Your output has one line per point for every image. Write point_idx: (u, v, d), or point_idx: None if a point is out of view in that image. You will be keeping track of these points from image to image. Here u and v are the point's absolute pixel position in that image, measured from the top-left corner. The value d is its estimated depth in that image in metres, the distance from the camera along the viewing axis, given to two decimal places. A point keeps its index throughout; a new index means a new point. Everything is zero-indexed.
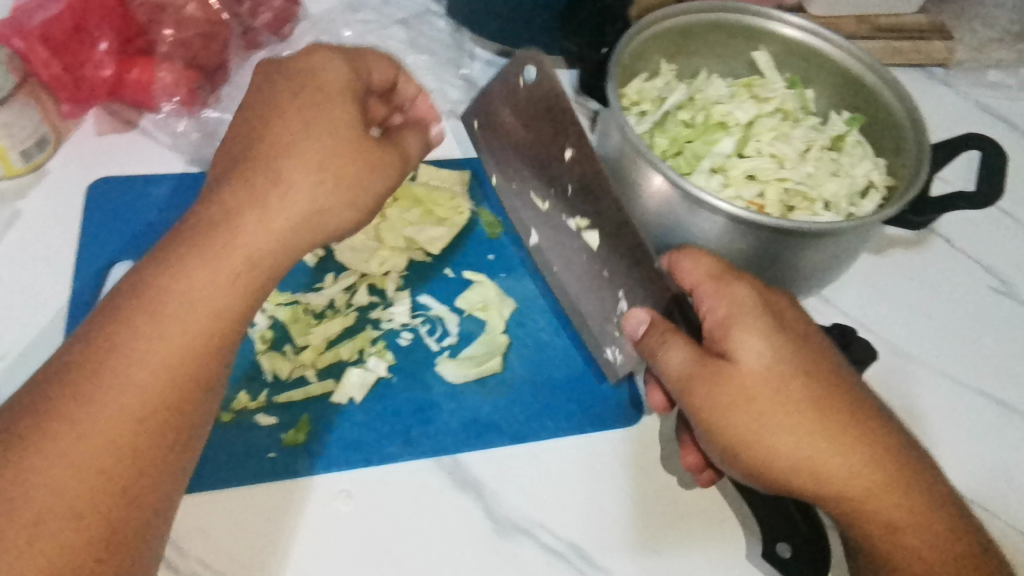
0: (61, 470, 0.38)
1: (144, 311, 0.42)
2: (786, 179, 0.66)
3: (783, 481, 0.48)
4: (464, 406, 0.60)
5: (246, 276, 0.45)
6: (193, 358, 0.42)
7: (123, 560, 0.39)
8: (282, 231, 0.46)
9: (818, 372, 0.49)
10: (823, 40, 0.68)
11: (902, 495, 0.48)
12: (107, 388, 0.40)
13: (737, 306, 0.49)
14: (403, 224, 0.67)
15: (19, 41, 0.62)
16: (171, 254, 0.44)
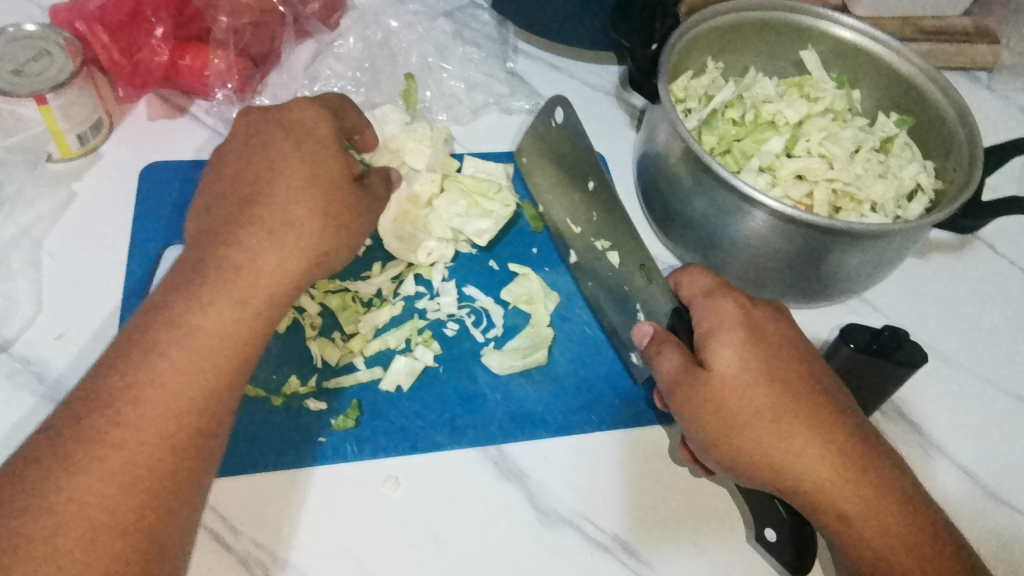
0: (105, 461, 0.41)
1: (195, 322, 0.47)
2: (835, 180, 0.66)
3: (744, 475, 0.51)
4: (509, 397, 0.60)
5: (273, 292, 0.50)
6: (220, 359, 0.46)
7: (165, 546, 0.42)
8: (290, 251, 0.51)
9: (780, 375, 0.52)
10: (872, 40, 0.69)
11: (857, 487, 0.49)
12: (144, 387, 0.44)
13: (720, 320, 0.53)
14: (449, 215, 0.67)
15: (80, 24, 0.64)
16: (207, 271, 0.49)
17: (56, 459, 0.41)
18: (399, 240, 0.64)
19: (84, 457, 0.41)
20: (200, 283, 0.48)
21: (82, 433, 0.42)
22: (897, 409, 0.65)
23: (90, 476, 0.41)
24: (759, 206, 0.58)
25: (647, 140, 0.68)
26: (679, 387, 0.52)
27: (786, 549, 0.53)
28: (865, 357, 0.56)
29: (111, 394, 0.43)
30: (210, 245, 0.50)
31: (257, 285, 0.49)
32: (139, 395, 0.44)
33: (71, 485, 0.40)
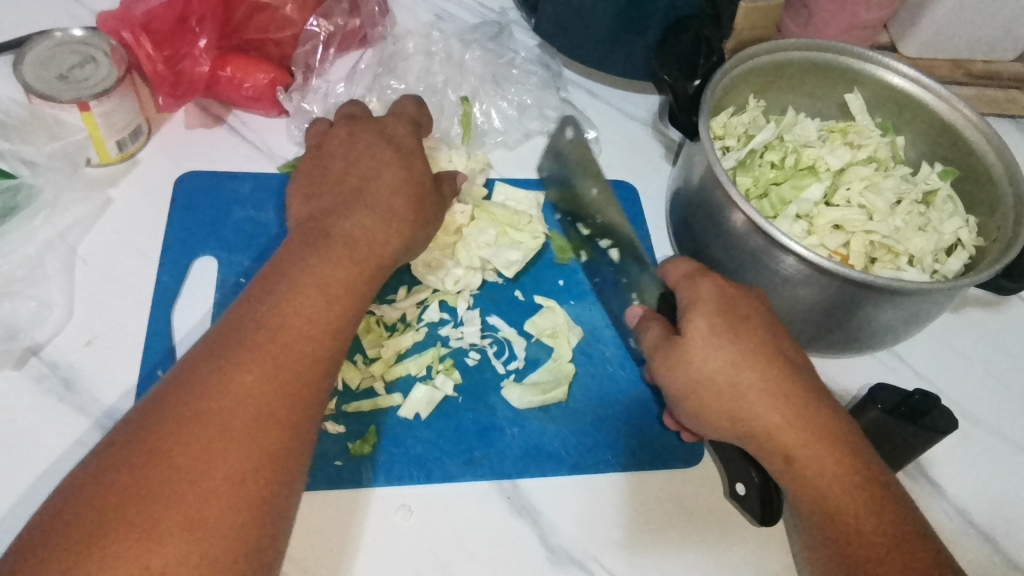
0: (237, 386, 0.43)
1: (292, 277, 0.50)
2: (873, 232, 0.65)
3: (707, 425, 0.52)
4: (527, 432, 0.59)
5: (361, 254, 0.53)
6: (336, 308, 0.49)
7: (281, 479, 0.42)
8: (390, 230, 0.55)
9: (744, 334, 0.52)
10: (922, 88, 0.67)
11: (806, 431, 0.49)
12: (268, 326, 0.47)
13: (698, 295, 0.54)
14: (479, 242, 0.66)
15: (127, 33, 0.63)
16: (303, 243, 0.52)
17: (193, 385, 0.43)
18: (427, 266, 0.65)
19: (216, 383, 0.43)
20: (314, 243, 0.52)
21: (217, 361, 0.44)
22: (922, 469, 0.63)
23: (223, 398, 0.43)
24: (790, 253, 0.57)
25: (682, 174, 0.67)
26: (656, 354, 0.54)
27: (752, 501, 0.54)
28: (892, 420, 0.55)
29: (239, 332, 0.46)
30: (320, 222, 0.54)
31: (362, 252, 0.53)
32: (264, 333, 0.46)
33: (206, 405, 0.42)
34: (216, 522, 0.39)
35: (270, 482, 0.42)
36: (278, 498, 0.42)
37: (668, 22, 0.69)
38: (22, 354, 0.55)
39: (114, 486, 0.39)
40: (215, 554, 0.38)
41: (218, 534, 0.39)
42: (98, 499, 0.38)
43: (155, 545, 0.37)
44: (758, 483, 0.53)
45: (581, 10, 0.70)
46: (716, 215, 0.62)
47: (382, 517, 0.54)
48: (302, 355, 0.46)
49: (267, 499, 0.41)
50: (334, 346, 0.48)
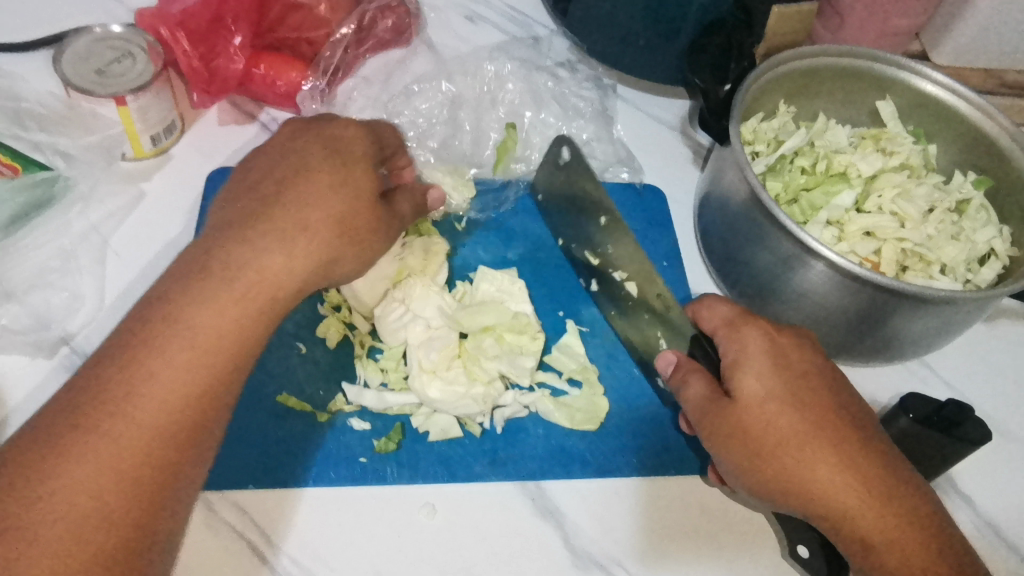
0: (68, 487, 0.38)
1: (159, 328, 0.43)
2: (905, 240, 0.64)
3: (770, 500, 0.49)
4: (552, 434, 0.58)
5: (251, 298, 0.45)
6: (204, 380, 0.42)
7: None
8: (293, 263, 0.47)
9: (808, 400, 0.49)
10: (957, 96, 0.66)
11: (874, 501, 0.46)
12: (107, 413, 0.40)
13: (745, 350, 0.51)
14: (486, 355, 0.59)
15: (164, 30, 0.64)
16: (196, 273, 0.45)
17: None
18: (441, 395, 0.57)
19: (51, 475, 0.38)
20: (196, 282, 0.44)
21: (49, 442, 0.39)
22: (951, 483, 0.62)
23: (42, 513, 0.37)
24: (820, 258, 0.57)
25: (712, 179, 0.66)
26: (703, 415, 0.51)
27: (818, 560, 0.53)
28: (925, 430, 0.54)
29: (67, 418, 0.39)
30: (226, 240, 0.47)
31: (254, 298, 0.45)
32: (103, 421, 0.39)
33: (16, 523, 0.36)
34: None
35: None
36: None
37: (700, 25, 0.68)
38: (54, 344, 0.56)
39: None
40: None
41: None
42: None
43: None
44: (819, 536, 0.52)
45: (613, 13, 0.70)
46: (754, 238, 0.61)
47: (324, 509, 0.53)
48: (152, 447, 0.40)
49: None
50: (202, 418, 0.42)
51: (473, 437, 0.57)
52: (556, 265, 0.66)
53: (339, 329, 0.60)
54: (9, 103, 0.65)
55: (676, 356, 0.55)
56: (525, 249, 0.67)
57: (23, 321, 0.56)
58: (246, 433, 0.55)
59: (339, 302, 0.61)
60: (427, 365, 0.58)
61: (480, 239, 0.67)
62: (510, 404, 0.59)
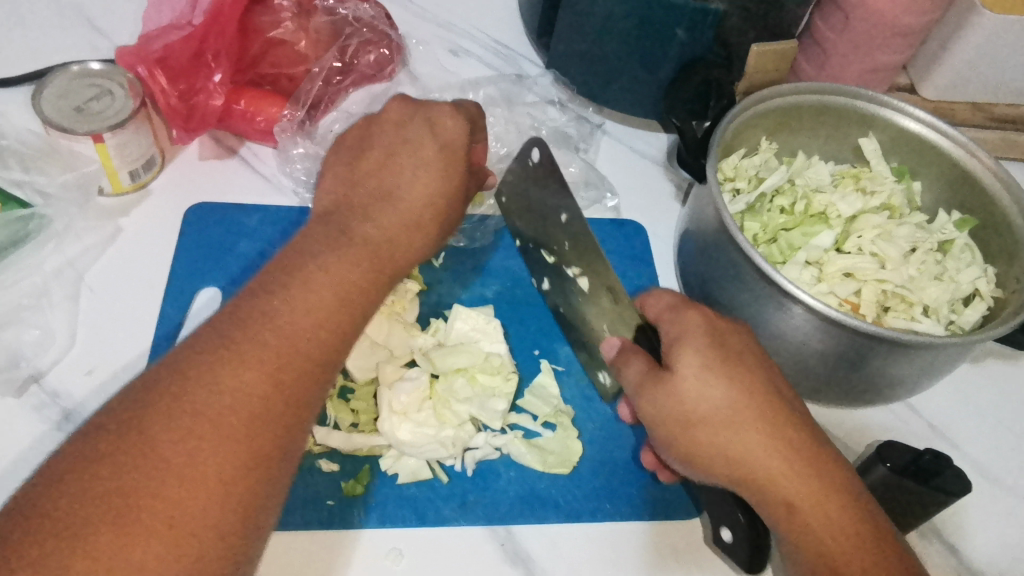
0: (230, 386, 0.42)
1: (302, 273, 0.49)
2: (886, 280, 0.63)
3: (699, 470, 0.50)
4: (523, 476, 0.57)
5: (373, 257, 0.52)
6: (343, 310, 0.49)
7: (264, 480, 0.42)
8: (411, 236, 0.55)
9: (739, 372, 0.50)
10: (938, 134, 0.65)
11: (794, 461, 0.47)
12: (265, 327, 0.45)
13: (685, 329, 0.52)
14: (458, 397, 0.58)
15: (142, 68, 0.64)
16: (331, 235, 0.52)
17: (181, 375, 0.43)
18: (411, 437, 0.56)
19: (215, 373, 0.43)
20: (328, 241, 0.52)
21: (215, 349, 0.44)
22: (937, 529, 0.60)
23: (211, 401, 0.42)
24: (796, 301, 0.56)
25: (692, 217, 0.66)
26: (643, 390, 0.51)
27: (738, 548, 0.52)
28: (901, 479, 0.52)
29: (235, 330, 0.45)
30: (346, 220, 0.54)
31: (381, 255, 0.53)
32: (263, 332, 0.45)
33: (190, 411, 0.41)
34: (201, 525, 0.38)
35: (258, 487, 0.41)
36: (262, 498, 0.41)
37: (678, 63, 0.68)
38: (23, 382, 0.56)
39: (106, 483, 0.38)
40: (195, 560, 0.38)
41: (203, 542, 0.38)
42: (83, 497, 0.37)
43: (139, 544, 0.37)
44: (749, 533, 0.50)
45: (593, 49, 0.70)
46: (732, 276, 0.61)
47: (289, 552, 0.52)
48: (300, 360, 0.45)
49: (256, 506, 0.41)
50: (335, 353, 0.47)
51: (442, 481, 0.56)
52: (531, 301, 0.66)
53: None
54: None
55: (620, 341, 0.55)
56: (502, 285, 0.66)
57: None
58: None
59: None
60: (398, 407, 0.57)
61: (458, 276, 0.66)
62: (482, 446, 0.58)
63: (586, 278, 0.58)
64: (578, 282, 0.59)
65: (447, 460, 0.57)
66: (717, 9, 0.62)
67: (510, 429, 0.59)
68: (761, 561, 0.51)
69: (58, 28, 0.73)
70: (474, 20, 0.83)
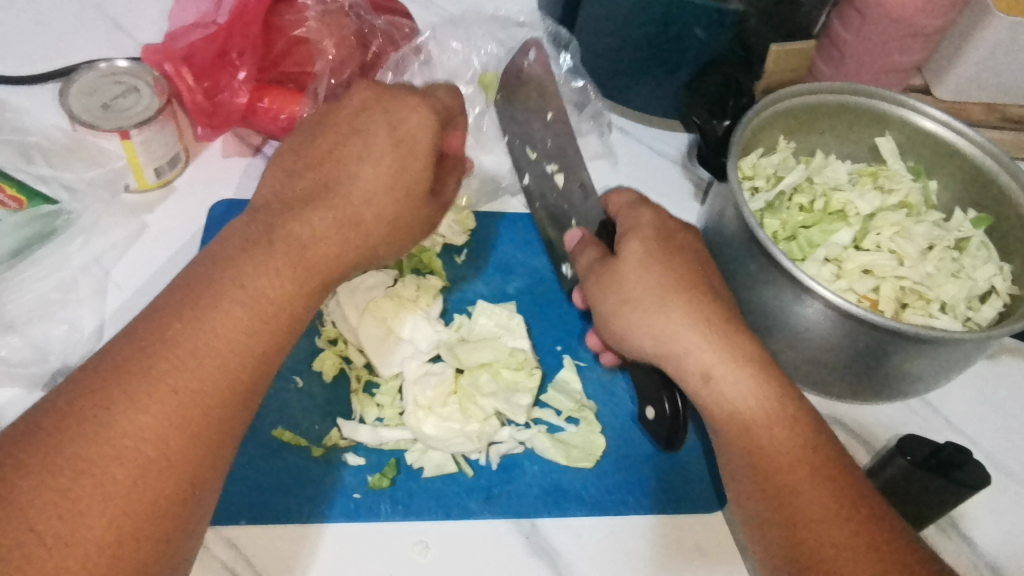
0: (122, 429, 0.38)
1: (212, 292, 0.44)
2: (904, 277, 0.63)
3: (627, 345, 0.54)
4: (547, 470, 0.58)
5: (298, 269, 0.48)
6: (258, 332, 0.45)
7: (170, 530, 0.39)
8: (348, 241, 0.50)
9: (674, 259, 0.54)
10: (956, 134, 0.66)
11: (724, 355, 0.49)
12: (166, 357, 0.41)
13: (636, 223, 0.57)
14: (482, 392, 0.59)
15: (168, 65, 0.64)
16: (250, 242, 0.47)
17: (67, 413, 0.38)
18: (436, 433, 0.56)
19: (105, 414, 0.39)
20: (247, 249, 0.47)
21: (104, 387, 0.39)
22: (954, 522, 0.61)
23: (101, 449, 0.38)
24: (816, 297, 0.57)
25: (713, 216, 0.66)
26: (592, 271, 0.56)
27: (659, 427, 0.57)
28: (921, 472, 0.53)
29: (134, 357, 0.41)
30: (274, 220, 0.49)
31: (309, 263, 0.48)
32: (165, 362, 0.41)
33: (76, 460, 0.37)
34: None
35: (153, 540, 0.38)
36: (167, 549, 0.38)
37: (698, 64, 0.69)
38: (51, 376, 0.56)
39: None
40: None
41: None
42: None
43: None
44: (670, 413, 0.55)
45: (612, 48, 0.70)
46: (751, 272, 0.61)
47: (320, 545, 0.53)
48: (206, 393, 0.41)
49: (151, 561, 0.38)
50: (249, 382, 0.44)
51: (467, 475, 0.57)
52: (552, 297, 0.66)
53: (335, 362, 0.60)
54: (16, 136, 0.66)
55: (582, 232, 0.60)
56: (524, 282, 0.67)
57: (22, 353, 0.56)
58: (241, 470, 0.55)
59: (336, 335, 0.61)
60: (423, 401, 0.58)
61: (479, 273, 0.67)
62: (507, 441, 0.58)
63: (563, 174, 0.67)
64: (554, 178, 0.68)
65: (472, 454, 0.57)
66: (737, 9, 0.63)
67: (533, 424, 0.60)
68: (677, 440, 0.55)
69: (84, 27, 0.74)
70: None
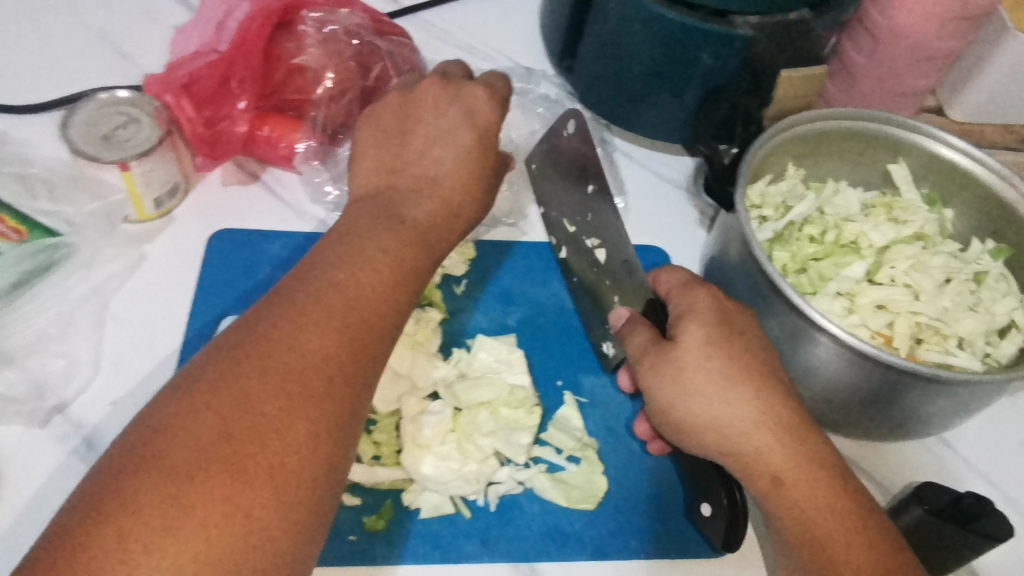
0: (283, 366, 0.44)
1: (342, 259, 0.50)
2: (919, 313, 0.61)
3: (688, 442, 0.52)
4: (547, 512, 0.56)
5: (414, 238, 0.52)
6: (386, 292, 0.49)
7: (330, 453, 0.44)
8: (456, 218, 0.55)
9: (735, 349, 0.52)
10: (973, 161, 0.64)
11: (797, 458, 0.49)
12: (317, 307, 0.47)
13: (694, 305, 0.54)
14: (481, 430, 0.58)
15: (170, 96, 0.64)
16: (367, 221, 0.52)
17: (251, 343, 0.45)
18: (434, 472, 0.55)
19: (268, 356, 0.44)
20: (370, 224, 0.52)
21: (265, 334, 0.45)
22: (977, 573, 0.58)
23: (267, 380, 0.43)
24: (826, 333, 0.55)
25: (719, 245, 0.65)
26: (644, 358, 0.53)
27: (717, 524, 0.53)
28: (938, 521, 0.51)
29: (297, 299, 0.47)
30: (386, 204, 0.54)
31: (425, 241, 0.53)
32: (333, 300, 0.47)
33: (248, 388, 0.43)
34: (286, 478, 0.42)
35: (337, 444, 0.44)
36: (329, 470, 0.43)
37: (703, 91, 0.67)
38: (47, 413, 0.56)
39: (207, 433, 0.41)
40: (288, 507, 0.41)
41: (297, 487, 0.42)
42: (153, 472, 0.40)
43: (233, 495, 0.40)
44: (728, 508, 0.52)
45: (619, 75, 0.69)
46: (760, 303, 0.59)
47: None
48: (367, 327, 0.47)
49: (332, 462, 0.44)
50: (384, 332, 0.49)
51: (464, 517, 0.55)
52: (554, 330, 0.65)
53: None
54: (18, 167, 0.66)
55: (630, 313, 0.57)
56: (525, 314, 0.65)
57: (19, 389, 0.56)
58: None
59: None
60: (421, 440, 0.56)
61: (480, 304, 0.65)
62: (505, 481, 0.57)
63: (604, 250, 0.64)
64: (594, 253, 0.65)
65: (470, 495, 0.55)
66: (745, 33, 0.61)
67: (533, 463, 0.58)
68: (735, 542, 0.52)
69: (87, 53, 0.74)
70: (494, 39, 0.82)
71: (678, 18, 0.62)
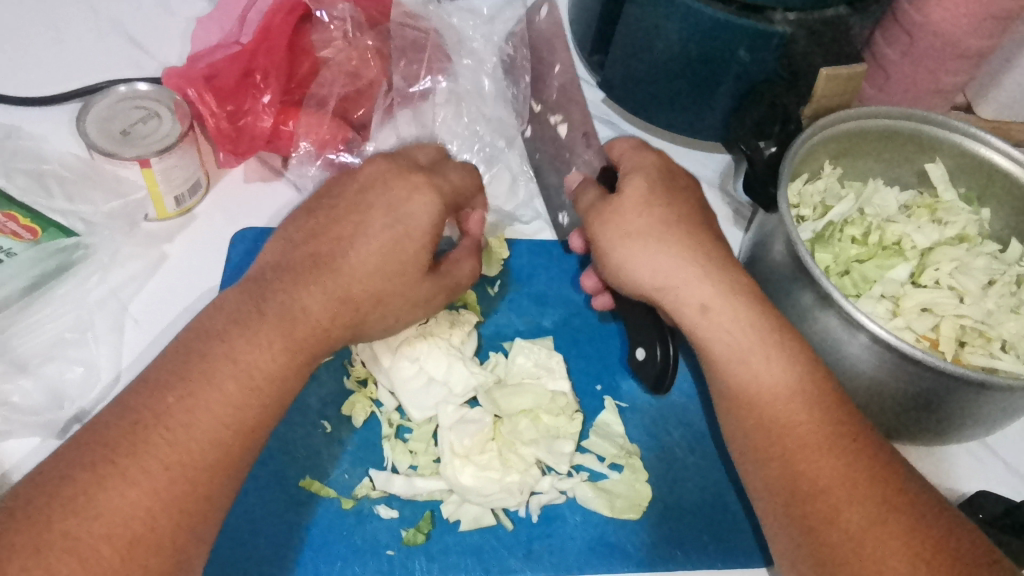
0: (118, 495, 0.40)
1: (200, 362, 0.45)
2: (964, 316, 0.60)
3: (621, 282, 0.55)
4: (591, 522, 0.54)
5: (294, 335, 0.48)
6: (249, 401, 0.45)
7: None
8: (336, 316, 0.49)
9: (790, 353, 0.49)
10: (1013, 162, 0.62)
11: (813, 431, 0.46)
12: (167, 421, 0.42)
13: (640, 162, 0.57)
14: (522, 438, 0.56)
15: (191, 90, 0.61)
16: (239, 312, 0.48)
17: (86, 463, 0.40)
18: (474, 483, 0.53)
19: (104, 479, 0.40)
20: (245, 317, 0.47)
21: (100, 455, 0.41)
22: None
23: (101, 510, 0.39)
24: (866, 332, 0.53)
25: (758, 243, 0.63)
26: (593, 210, 0.56)
27: (647, 368, 0.58)
28: (994, 532, 0.51)
29: (149, 408, 0.43)
30: (265, 287, 0.49)
31: (304, 337, 0.48)
32: (158, 440, 0.42)
33: (78, 522, 0.39)
34: None
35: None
36: None
37: (740, 88, 0.66)
38: (67, 423, 0.53)
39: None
40: None
41: None
42: None
43: None
44: (659, 360, 0.56)
45: (648, 70, 0.67)
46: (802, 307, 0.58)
47: None
48: (208, 457, 0.43)
49: None
50: (243, 448, 0.44)
51: (507, 528, 0.53)
52: (592, 332, 0.63)
53: (366, 406, 0.57)
54: (30, 163, 0.63)
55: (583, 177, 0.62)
56: (561, 316, 0.63)
57: (35, 399, 0.53)
58: (249, 504, 0.52)
59: (365, 376, 0.58)
60: (460, 449, 0.55)
61: (515, 306, 0.63)
62: (548, 491, 0.55)
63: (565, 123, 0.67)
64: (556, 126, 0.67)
65: (513, 506, 0.54)
66: (783, 30, 0.60)
67: (575, 471, 0.57)
68: (664, 384, 0.56)
69: (102, 44, 0.70)
70: None
71: (713, 14, 0.60)
